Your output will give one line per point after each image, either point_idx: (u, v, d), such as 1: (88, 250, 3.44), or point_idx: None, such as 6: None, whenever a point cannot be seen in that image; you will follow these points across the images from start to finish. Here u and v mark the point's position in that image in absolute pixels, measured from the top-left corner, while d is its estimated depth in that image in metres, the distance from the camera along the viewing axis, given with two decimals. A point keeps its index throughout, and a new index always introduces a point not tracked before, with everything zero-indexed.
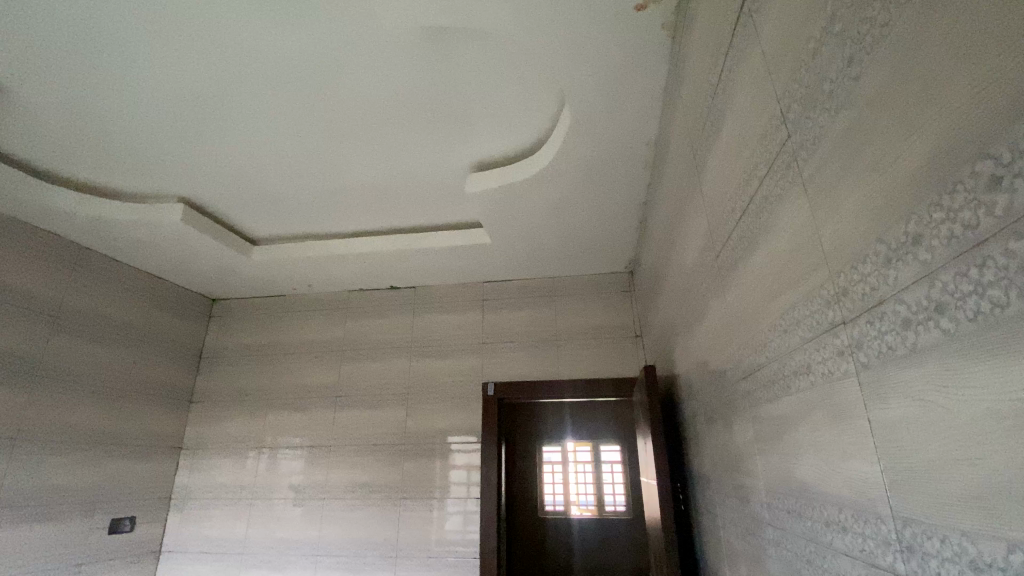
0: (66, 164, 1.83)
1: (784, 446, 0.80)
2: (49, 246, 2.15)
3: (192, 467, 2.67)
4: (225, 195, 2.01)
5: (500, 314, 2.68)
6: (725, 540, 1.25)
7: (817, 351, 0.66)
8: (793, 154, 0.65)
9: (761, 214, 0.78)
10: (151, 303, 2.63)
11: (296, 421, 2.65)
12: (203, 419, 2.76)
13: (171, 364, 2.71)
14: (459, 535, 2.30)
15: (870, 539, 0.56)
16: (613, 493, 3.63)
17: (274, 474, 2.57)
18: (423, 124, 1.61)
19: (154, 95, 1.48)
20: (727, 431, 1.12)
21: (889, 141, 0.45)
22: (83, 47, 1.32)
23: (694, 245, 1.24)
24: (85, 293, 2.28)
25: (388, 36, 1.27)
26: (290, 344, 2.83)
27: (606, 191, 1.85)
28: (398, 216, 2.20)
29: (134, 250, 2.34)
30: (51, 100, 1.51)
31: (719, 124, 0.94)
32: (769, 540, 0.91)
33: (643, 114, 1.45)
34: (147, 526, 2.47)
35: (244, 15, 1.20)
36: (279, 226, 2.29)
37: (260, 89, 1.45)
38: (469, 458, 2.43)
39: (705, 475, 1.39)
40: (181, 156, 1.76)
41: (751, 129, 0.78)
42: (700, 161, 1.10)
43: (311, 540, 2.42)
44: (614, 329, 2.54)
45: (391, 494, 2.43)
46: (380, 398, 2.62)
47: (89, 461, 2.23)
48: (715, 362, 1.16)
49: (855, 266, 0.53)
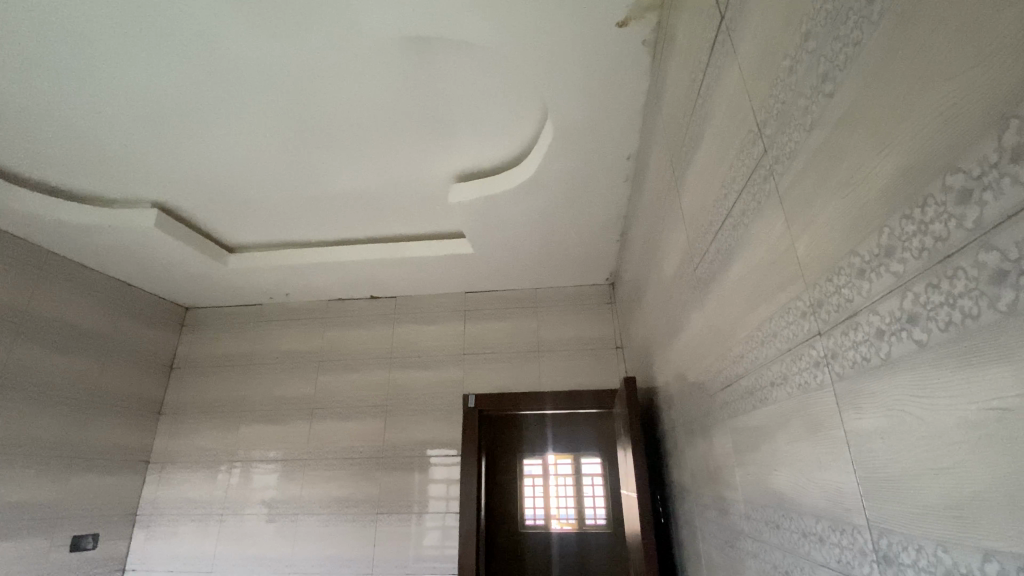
0: (31, 163, 1.74)
1: (761, 457, 0.80)
2: (11, 250, 2.06)
3: (159, 482, 2.57)
4: (202, 202, 1.98)
5: (481, 325, 2.66)
6: (704, 552, 1.25)
7: (793, 362, 0.66)
8: (769, 167, 0.66)
9: (739, 227, 0.79)
10: (121, 311, 2.55)
11: (270, 434, 2.58)
12: (173, 432, 2.67)
13: (140, 374, 2.62)
14: (438, 551, 2.26)
15: (846, 550, 0.57)
16: (594, 506, 3.60)
17: (247, 488, 2.49)
18: (405, 131, 1.60)
19: (131, 99, 1.44)
20: (705, 442, 1.13)
21: (863, 154, 0.46)
22: (54, 46, 1.27)
23: (672, 256, 1.25)
24: (52, 300, 2.20)
25: (372, 44, 1.27)
26: (267, 355, 2.77)
27: (588, 203, 1.86)
28: (380, 224, 2.18)
29: (105, 256, 2.27)
30: (24, 103, 1.46)
31: (697, 138, 0.96)
32: (748, 553, 0.91)
33: (624, 128, 1.47)
34: (111, 543, 2.37)
35: (228, 21, 1.19)
36: (256, 233, 2.24)
37: (240, 94, 1.42)
38: (448, 472, 2.39)
39: (685, 486, 1.39)
40: (157, 160, 1.72)
41: (729, 144, 0.79)
42: (679, 175, 1.12)
43: (283, 557, 2.34)
44: (594, 341, 2.54)
45: (368, 509, 2.38)
46: (358, 410, 2.57)
47: (52, 476, 2.13)
48: (693, 374, 1.17)
49: (830, 277, 0.54)
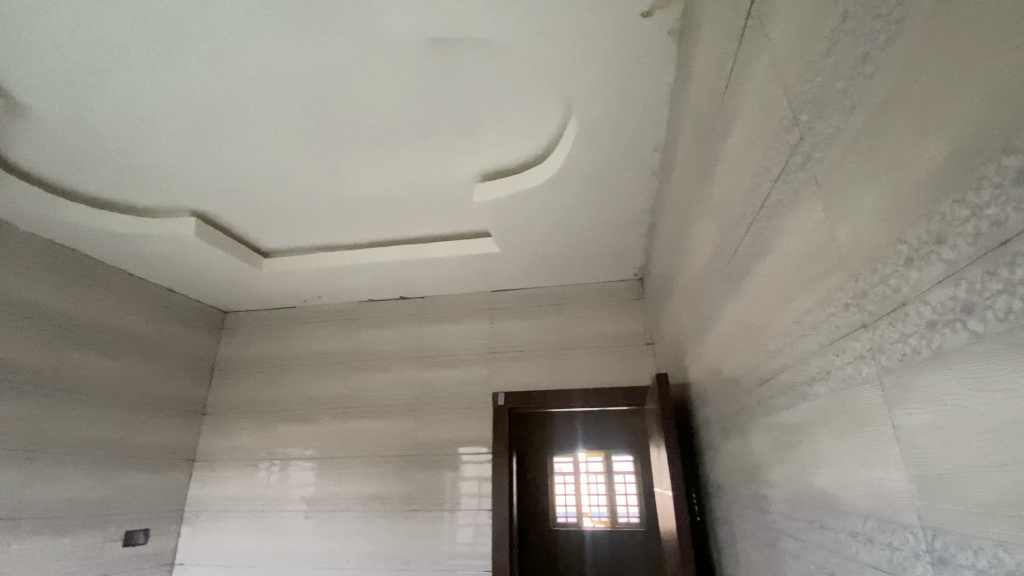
0: (75, 177, 1.83)
1: (802, 454, 0.78)
2: (63, 260, 2.18)
3: (204, 480, 2.67)
4: (238, 209, 2.04)
5: (509, 324, 2.67)
6: (743, 552, 1.22)
7: (835, 356, 0.64)
8: (805, 156, 0.64)
9: (773, 218, 0.77)
10: (165, 316, 2.66)
11: (306, 433, 2.65)
12: (215, 432, 2.77)
13: (183, 376, 2.73)
14: (471, 548, 2.28)
15: (897, 550, 0.54)
16: (626, 504, 3.57)
17: (285, 485, 2.57)
18: (430, 134, 1.61)
19: (168, 110, 1.49)
20: (742, 439, 1.10)
21: (907, 137, 0.44)
22: (95, 64, 1.33)
23: (702, 250, 1.23)
24: (101, 307, 2.32)
25: (396, 47, 1.28)
26: (300, 356, 2.84)
27: (614, 198, 1.84)
28: (407, 226, 2.21)
29: (148, 264, 2.37)
30: (69, 120, 1.53)
31: (727, 127, 0.93)
32: (790, 552, 0.89)
33: (651, 120, 1.45)
34: (161, 538, 2.48)
35: (258, 31, 1.22)
36: (289, 238, 2.30)
37: (272, 102, 1.46)
38: (479, 470, 2.40)
39: (721, 485, 1.36)
40: (195, 170, 1.78)
41: (761, 132, 0.77)
42: (708, 167, 1.09)
43: (322, 553, 2.41)
44: (623, 338, 2.51)
45: (402, 506, 2.41)
46: (390, 409, 2.61)
47: (105, 474, 2.25)
48: (727, 369, 1.14)
49: (874, 267, 0.52)
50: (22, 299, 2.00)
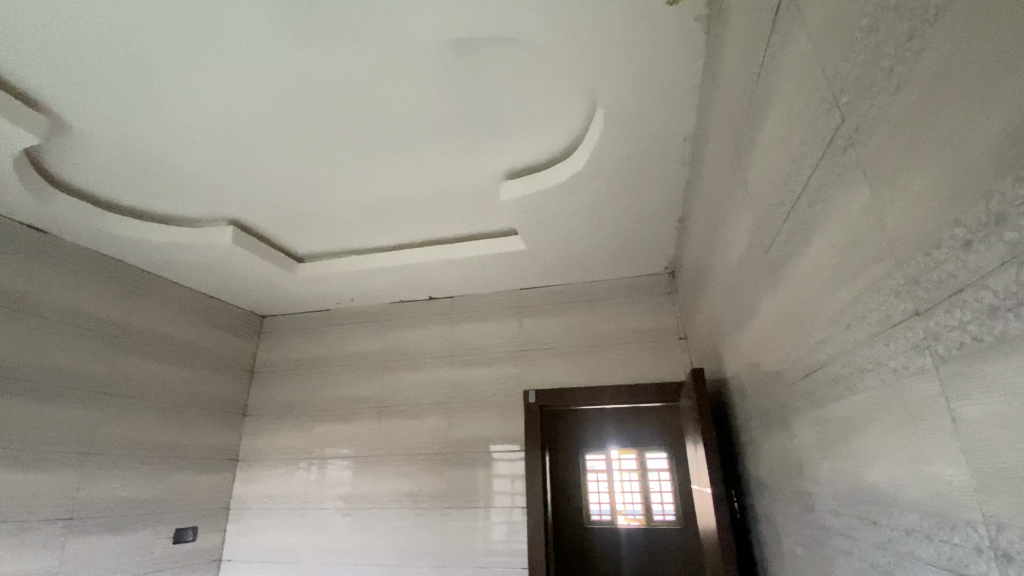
0: (120, 191, 1.92)
1: (851, 448, 0.75)
2: (112, 270, 2.29)
3: (247, 479, 2.77)
4: (272, 216, 2.10)
5: (539, 321, 2.66)
6: (787, 549, 1.19)
7: (886, 346, 0.61)
8: (849, 139, 0.62)
9: (816, 205, 0.74)
10: (206, 321, 2.76)
11: (343, 432, 2.72)
12: (256, 432, 2.86)
13: (225, 379, 2.83)
14: (505, 545, 2.29)
15: (957, 547, 0.52)
16: (661, 501, 3.52)
17: (324, 483, 2.63)
18: (456, 134, 1.62)
19: (205, 123, 1.55)
20: (784, 433, 1.07)
21: (960, 115, 0.42)
22: (136, 82, 1.39)
23: (737, 240, 1.20)
24: (147, 315, 2.43)
25: (421, 50, 1.29)
26: (335, 357, 2.91)
27: (643, 191, 1.82)
28: (435, 227, 2.23)
29: (190, 272, 2.47)
30: (113, 137, 1.61)
31: (762, 113, 0.91)
32: (839, 549, 0.86)
33: (679, 110, 1.42)
34: (208, 535, 2.58)
35: (289, 41, 1.25)
36: (321, 242, 2.35)
37: (302, 109, 1.50)
38: (512, 467, 2.41)
39: (763, 481, 1.32)
40: (231, 179, 1.84)
41: (798, 116, 0.75)
42: (742, 155, 1.07)
43: (361, 549, 2.46)
44: (655, 333, 2.48)
45: (437, 504, 2.44)
46: (422, 408, 2.64)
47: (155, 474, 2.35)
48: (767, 362, 1.11)
49: (927, 252, 0.49)
50: (76, 309, 2.12)
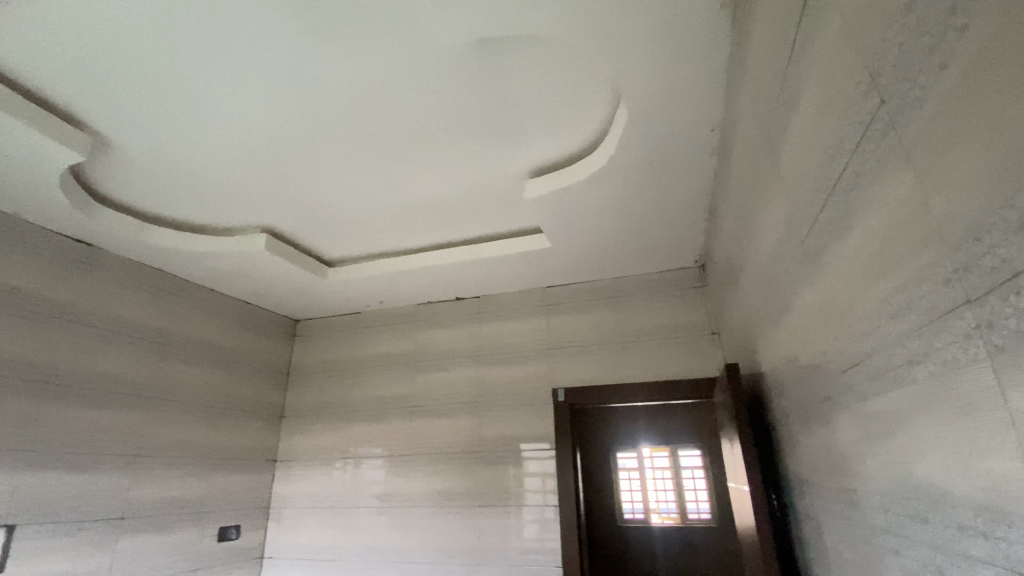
0: (159, 203, 1.99)
1: (899, 443, 0.72)
2: (153, 279, 2.39)
3: (285, 479, 2.85)
4: (304, 222, 2.16)
5: (566, 319, 2.65)
6: (832, 548, 1.15)
7: (935, 336, 0.59)
8: (889, 122, 0.59)
9: (855, 191, 0.72)
10: (243, 326, 2.85)
11: (375, 432, 2.77)
12: (293, 433, 2.94)
13: (263, 382, 2.92)
14: (538, 543, 2.29)
15: (1018, 546, 0.49)
16: (696, 499, 3.46)
17: (359, 482, 2.69)
18: (481, 134, 1.63)
19: (236, 134, 1.60)
20: (826, 429, 1.04)
21: (1011, 92, 0.40)
22: (170, 98, 1.44)
23: (771, 231, 1.17)
24: (187, 321, 2.52)
25: (445, 52, 1.30)
26: (366, 359, 2.96)
27: (670, 184, 1.79)
28: (460, 228, 2.25)
29: (226, 279, 2.55)
30: (150, 151, 1.67)
31: (794, 99, 0.88)
32: (888, 548, 0.83)
33: (706, 99, 1.39)
34: (250, 533, 2.67)
35: (313, 50, 1.28)
36: (351, 247, 2.40)
37: (329, 116, 1.52)
38: (542, 466, 2.41)
39: (804, 478, 1.29)
40: (263, 188, 1.90)
41: (834, 100, 0.72)
42: (774, 143, 1.04)
43: (396, 547, 2.50)
44: (686, 328, 2.43)
45: (470, 502, 2.46)
46: (452, 407, 2.67)
47: (198, 474, 2.44)
48: (806, 356, 1.08)
49: (978, 237, 0.47)
50: (121, 318, 2.21)
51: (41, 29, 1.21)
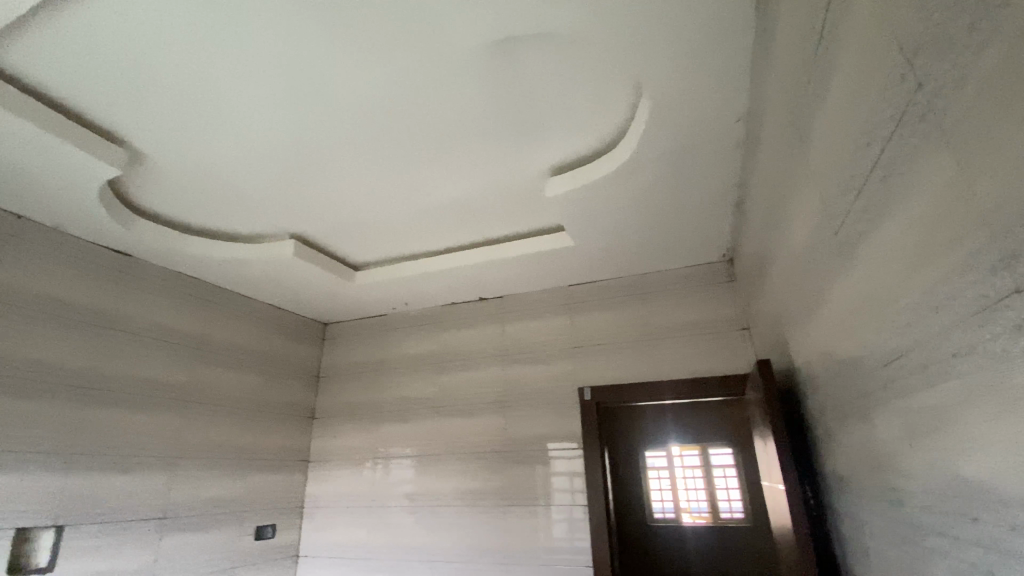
0: (192, 213, 2.06)
1: (945, 440, 0.69)
2: (188, 287, 2.47)
3: (317, 479, 2.91)
4: (330, 228, 2.20)
5: (590, 317, 2.63)
6: (874, 549, 1.11)
7: (983, 328, 0.56)
8: (929, 105, 0.57)
9: (893, 179, 0.69)
10: (273, 331, 2.92)
11: (404, 432, 2.80)
12: (324, 434, 3.00)
13: (294, 385, 2.98)
14: (568, 543, 2.28)
15: None
16: (728, 498, 3.39)
17: (389, 482, 2.73)
18: (502, 134, 1.63)
19: (263, 144, 1.64)
20: (865, 424, 1.01)
21: None
22: (199, 111, 1.49)
23: (802, 222, 1.14)
24: (220, 326, 2.59)
25: (464, 54, 1.30)
26: (393, 360, 3.00)
27: (694, 177, 1.76)
28: (482, 228, 2.25)
29: (257, 285, 2.62)
30: (182, 163, 1.73)
31: (824, 85, 0.85)
32: (935, 548, 0.80)
33: (731, 89, 1.36)
34: (285, 532, 2.73)
35: (335, 58, 1.30)
36: (376, 251, 2.44)
37: (352, 122, 1.54)
38: (570, 465, 2.40)
39: (843, 476, 1.25)
40: (290, 195, 1.94)
41: (868, 85, 0.70)
42: (804, 131, 1.01)
43: (427, 546, 2.53)
44: (715, 323, 2.39)
45: (498, 502, 2.47)
46: (479, 407, 2.68)
47: (235, 475, 2.51)
48: (842, 350, 1.04)
49: None
50: (159, 325, 2.29)
51: (73, 48, 1.26)
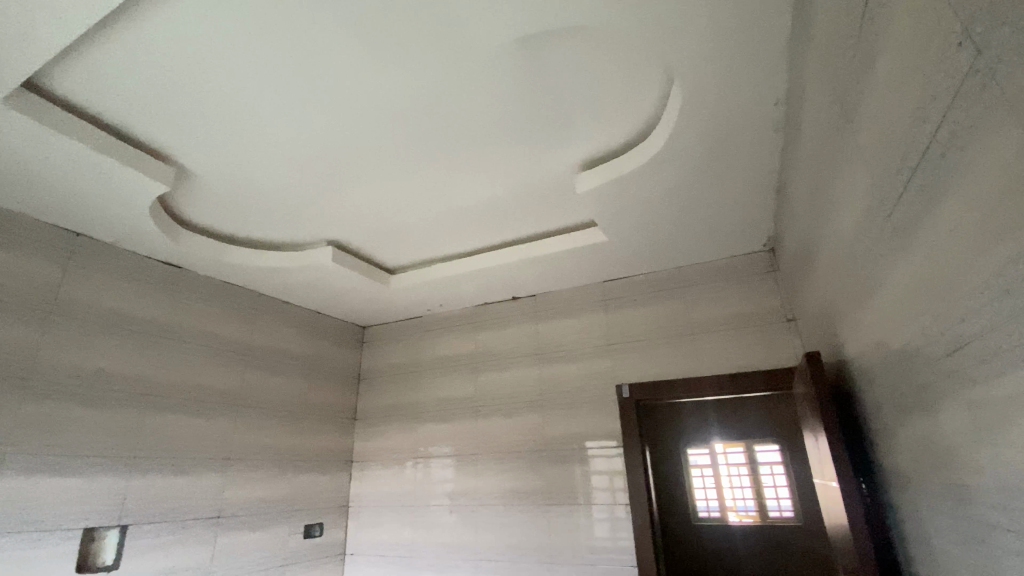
0: (236, 224, 2.14)
1: (1018, 433, 0.64)
2: (234, 295, 2.57)
3: (361, 479, 2.98)
4: (365, 233, 2.24)
5: (626, 313, 2.59)
6: (941, 550, 1.05)
7: None
8: (988, 74, 0.53)
9: (951, 154, 0.65)
10: (315, 335, 3.00)
11: (443, 432, 2.83)
12: (366, 435, 3.07)
13: (336, 387, 3.06)
14: (610, 542, 2.25)
15: None
16: (777, 497, 3.27)
17: (430, 481, 2.76)
18: (531, 131, 1.62)
19: (299, 154, 1.68)
20: (927, 418, 0.95)
21: None
22: (238, 125, 1.54)
23: (850, 207, 1.08)
24: (265, 332, 2.69)
25: (490, 53, 1.30)
26: (430, 361, 3.04)
27: (731, 165, 1.70)
28: (514, 227, 2.25)
29: (298, 291, 2.71)
30: (224, 176, 1.80)
31: (871, 60, 0.81)
32: (1010, 550, 0.74)
33: (768, 72, 1.31)
34: (332, 531, 2.81)
35: (365, 65, 1.32)
36: (410, 254, 2.48)
37: (383, 128, 1.57)
38: (609, 463, 2.37)
39: (904, 473, 1.18)
40: (326, 202, 1.98)
41: (920, 56, 0.66)
42: (849, 111, 0.96)
43: (469, 545, 2.55)
44: (757, 316, 2.30)
45: (539, 500, 2.46)
46: (516, 406, 2.68)
47: (283, 475, 2.60)
48: (900, 340, 0.98)
49: None
50: (208, 332, 2.40)
51: (120, 71, 1.33)
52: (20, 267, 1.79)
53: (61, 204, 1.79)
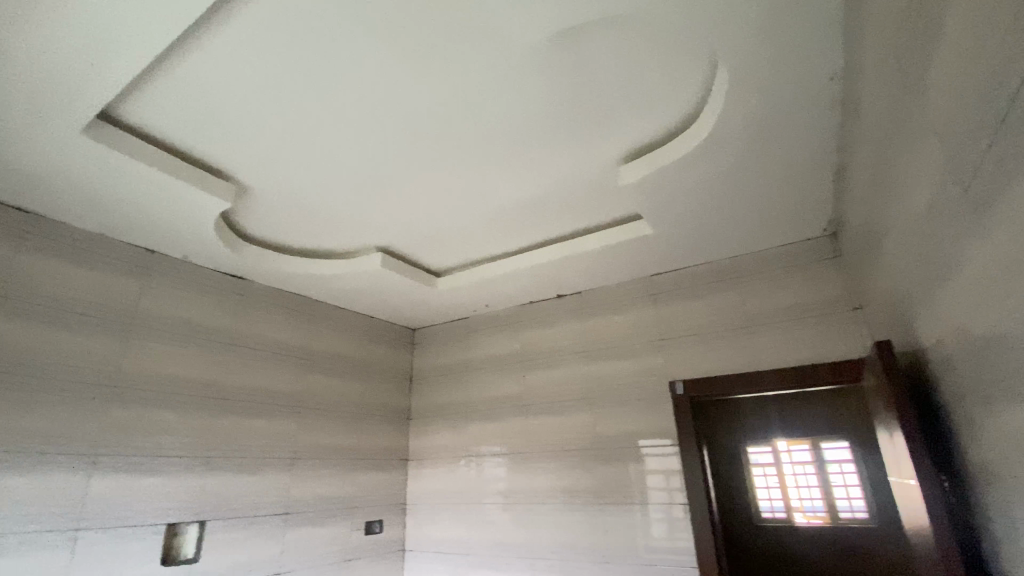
0: (291, 235, 2.24)
1: None
2: (292, 302, 2.69)
3: (416, 478, 3.05)
4: (412, 237, 2.29)
5: (677, 307, 2.52)
6: None
7: None
8: None
9: None
10: (368, 338, 3.10)
11: (494, 431, 2.85)
12: (420, 435, 3.13)
13: (390, 388, 3.15)
14: (669, 543, 2.19)
15: None
16: (848, 497, 3.06)
17: (483, 479, 2.79)
18: (571, 126, 1.60)
19: (346, 163, 1.74)
20: (1018, 411, 0.86)
21: None
22: (289, 140, 1.61)
23: (922, 184, 1.00)
24: (322, 337, 2.80)
25: (526, 50, 1.30)
26: (479, 361, 3.07)
27: (785, 147, 1.62)
28: (558, 224, 2.23)
29: (351, 296, 2.80)
30: (278, 190, 1.88)
31: (939, 24, 0.75)
32: None
33: (821, 46, 1.24)
34: (391, 528, 2.90)
35: (403, 72, 1.35)
36: (456, 256, 2.51)
37: (424, 132, 1.59)
38: (664, 462, 2.31)
39: (993, 471, 1.08)
40: (374, 209, 2.04)
41: (994, 15, 0.60)
42: (916, 80, 0.89)
43: (524, 543, 2.56)
44: (820, 305, 2.18)
45: (593, 500, 2.44)
46: (566, 405, 2.66)
47: (344, 474, 2.70)
48: (984, 325, 0.90)
49: None
50: (269, 338, 2.52)
51: (182, 97, 1.42)
52: (104, 284, 1.97)
53: (138, 224, 1.94)
